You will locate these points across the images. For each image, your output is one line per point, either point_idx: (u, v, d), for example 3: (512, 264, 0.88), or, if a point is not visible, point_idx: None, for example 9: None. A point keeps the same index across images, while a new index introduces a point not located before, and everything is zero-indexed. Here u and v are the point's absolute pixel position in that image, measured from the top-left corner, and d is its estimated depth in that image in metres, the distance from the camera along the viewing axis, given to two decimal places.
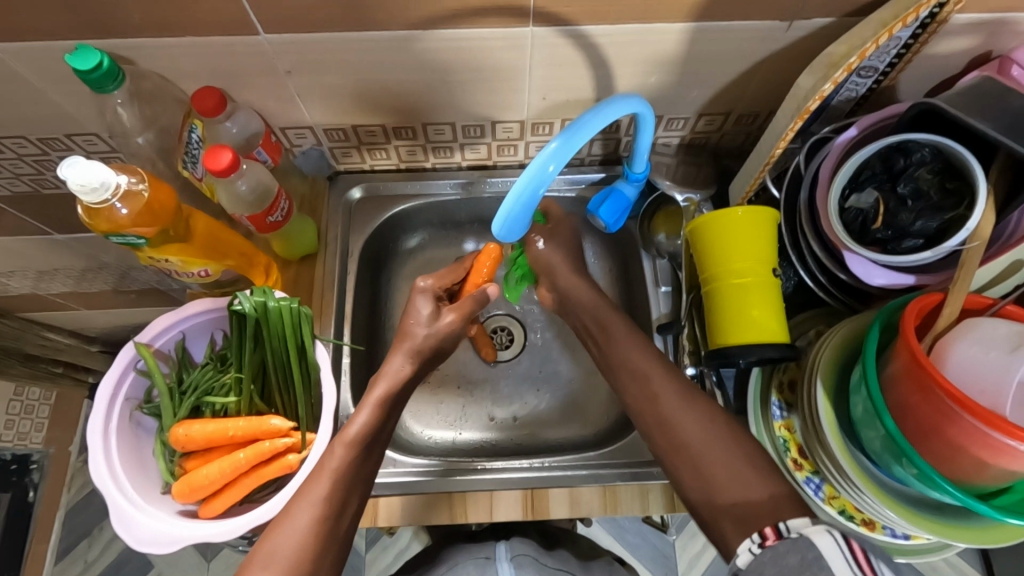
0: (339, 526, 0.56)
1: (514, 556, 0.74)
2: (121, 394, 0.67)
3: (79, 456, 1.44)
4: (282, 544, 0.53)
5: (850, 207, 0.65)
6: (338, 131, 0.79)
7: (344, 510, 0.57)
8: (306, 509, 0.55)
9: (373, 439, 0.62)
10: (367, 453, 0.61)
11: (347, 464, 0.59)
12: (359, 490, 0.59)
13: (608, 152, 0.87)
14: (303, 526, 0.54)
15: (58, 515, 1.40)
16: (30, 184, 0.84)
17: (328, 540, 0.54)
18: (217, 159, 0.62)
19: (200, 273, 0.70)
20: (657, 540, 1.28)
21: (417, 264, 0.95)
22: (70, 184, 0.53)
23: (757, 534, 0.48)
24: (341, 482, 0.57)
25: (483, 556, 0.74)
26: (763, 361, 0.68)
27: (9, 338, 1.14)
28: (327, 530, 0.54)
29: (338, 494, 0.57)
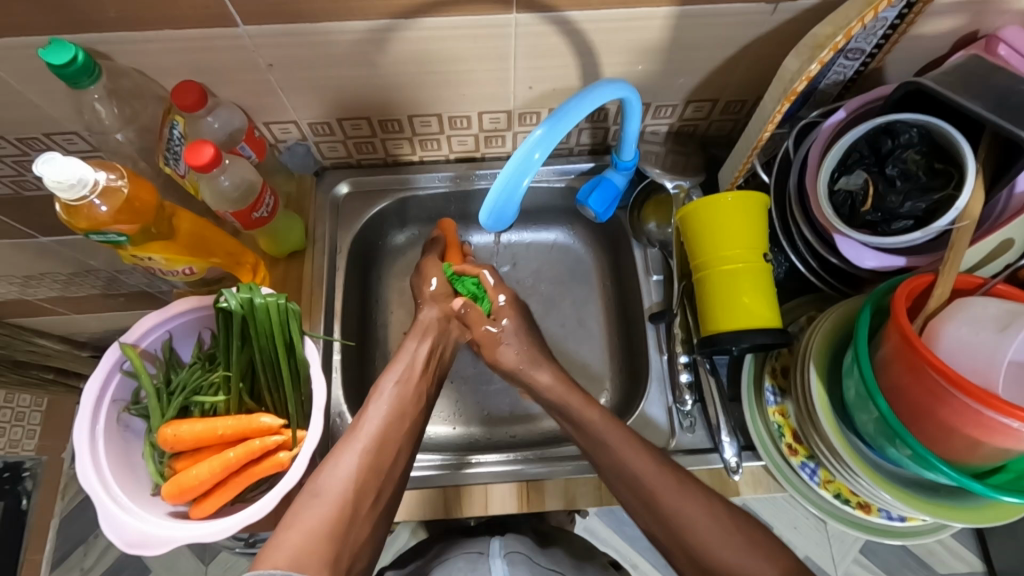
0: (382, 462, 0.63)
1: (507, 552, 0.73)
2: (107, 396, 0.66)
3: (72, 463, 1.43)
4: (331, 477, 0.60)
5: (839, 190, 0.65)
6: (323, 126, 0.78)
7: (384, 450, 0.64)
8: (353, 446, 0.63)
9: (411, 383, 0.71)
10: (401, 402, 0.68)
11: (389, 406, 0.67)
12: (401, 433, 0.66)
13: (596, 142, 0.86)
14: (347, 464, 0.61)
15: (53, 522, 1.39)
16: (10, 186, 0.82)
17: (372, 472, 0.62)
18: (199, 154, 0.61)
19: (185, 272, 0.69)
20: None
21: (407, 259, 0.94)
22: (47, 180, 0.52)
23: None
24: (383, 422, 0.66)
25: (477, 551, 0.74)
26: (755, 347, 0.68)
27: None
28: (369, 464, 0.62)
29: (380, 435, 0.65)
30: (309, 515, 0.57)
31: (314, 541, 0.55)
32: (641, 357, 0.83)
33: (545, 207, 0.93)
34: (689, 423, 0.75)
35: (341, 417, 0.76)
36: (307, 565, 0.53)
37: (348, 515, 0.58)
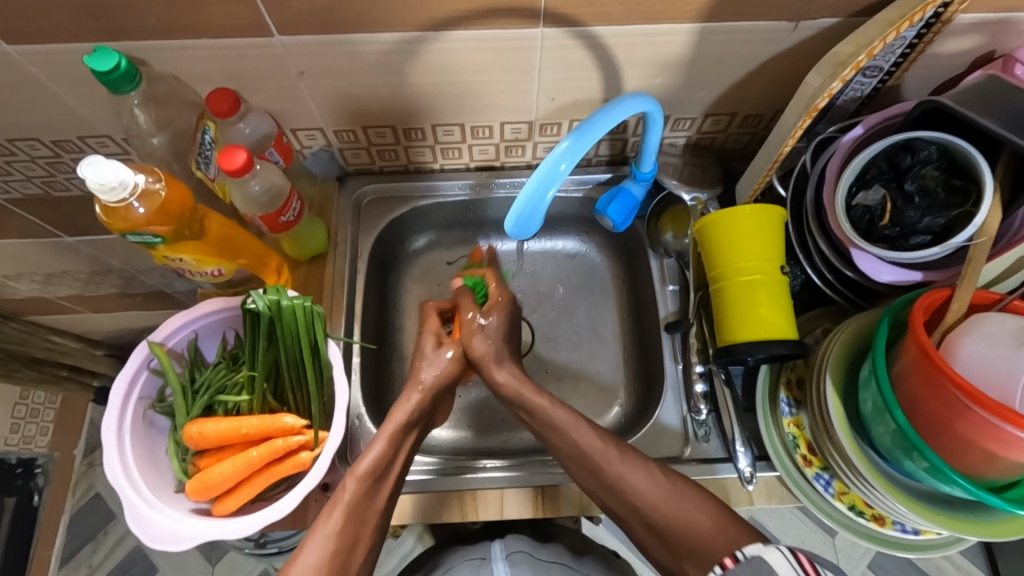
0: (347, 566, 0.58)
1: (509, 553, 0.76)
2: (134, 394, 0.67)
3: (83, 461, 1.45)
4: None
5: (857, 205, 0.66)
6: (348, 133, 0.79)
7: (354, 548, 0.58)
8: (316, 549, 0.57)
9: (384, 476, 0.63)
10: (379, 484, 0.63)
11: (357, 501, 0.60)
12: (369, 528, 0.60)
13: (615, 153, 0.87)
14: (310, 565, 0.56)
15: (63, 520, 1.39)
16: (41, 186, 0.85)
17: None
18: (231, 160, 0.62)
19: (213, 273, 0.70)
20: None
21: (424, 264, 0.95)
22: (90, 182, 0.53)
23: (718, 564, 0.52)
24: (350, 522, 0.59)
25: (479, 556, 0.77)
26: (772, 358, 0.68)
27: (16, 342, 1.14)
28: (335, 566, 0.57)
29: (348, 535, 0.59)
30: None
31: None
32: (656, 365, 0.84)
33: (562, 215, 0.94)
34: (703, 433, 0.76)
35: (360, 419, 0.77)
36: None
37: None
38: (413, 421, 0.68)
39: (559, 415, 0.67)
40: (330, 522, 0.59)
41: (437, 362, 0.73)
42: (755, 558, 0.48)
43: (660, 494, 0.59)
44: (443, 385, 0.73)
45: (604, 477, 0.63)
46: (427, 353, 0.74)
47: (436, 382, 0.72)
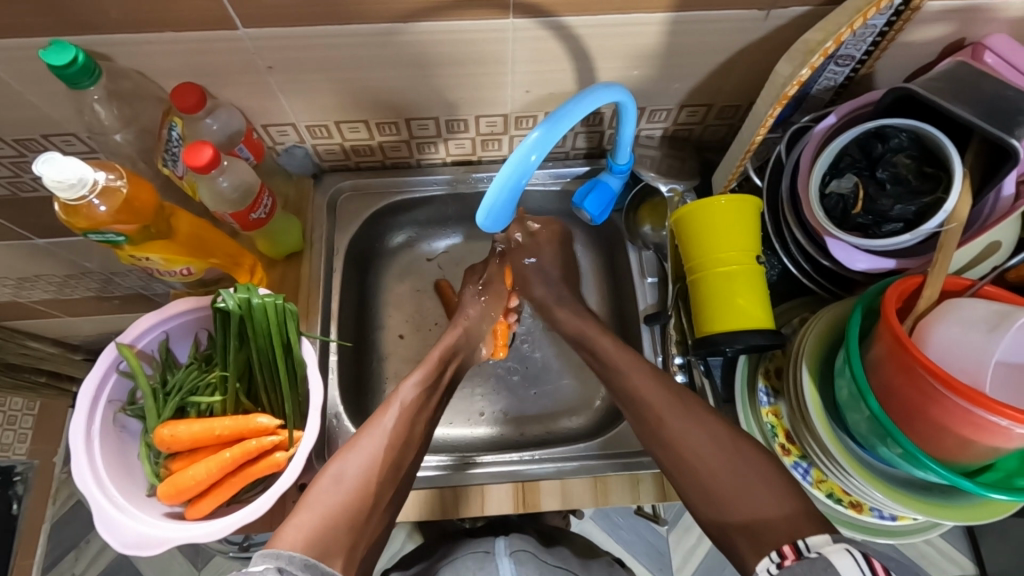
0: (403, 456, 0.62)
1: (513, 551, 0.73)
2: (103, 396, 0.66)
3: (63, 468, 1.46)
4: (358, 456, 0.60)
5: (831, 193, 0.65)
6: (321, 128, 0.78)
7: (407, 443, 0.64)
8: (372, 442, 0.61)
9: (434, 389, 0.71)
10: (428, 395, 0.69)
11: (413, 400, 0.67)
12: (421, 426, 0.66)
13: (592, 146, 0.87)
14: (373, 449, 0.60)
15: (44, 526, 1.43)
16: (8, 187, 0.84)
17: (392, 468, 0.60)
18: (197, 155, 0.61)
19: (182, 272, 0.68)
20: (650, 535, 1.44)
21: (405, 261, 0.95)
22: (46, 179, 0.50)
23: (777, 551, 0.51)
24: (406, 418, 0.65)
25: (483, 549, 0.75)
26: (749, 348, 0.68)
27: None
28: (396, 451, 0.62)
29: (401, 430, 0.63)
30: (332, 496, 0.56)
31: (333, 525, 0.54)
32: None
33: (540, 210, 0.94)
34: None
35: (337, 419, 0.77)
36: (326, 542, 0.53)
37: (370, 504, 0.57)
38: (452, 352, 0.77)
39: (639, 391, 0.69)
40: (382, 420, 0.64)
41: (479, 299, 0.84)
42: (820, 558, 0.46)
43: (723, 475, 0.59)
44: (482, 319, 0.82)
45: (671, 447, 0.63)
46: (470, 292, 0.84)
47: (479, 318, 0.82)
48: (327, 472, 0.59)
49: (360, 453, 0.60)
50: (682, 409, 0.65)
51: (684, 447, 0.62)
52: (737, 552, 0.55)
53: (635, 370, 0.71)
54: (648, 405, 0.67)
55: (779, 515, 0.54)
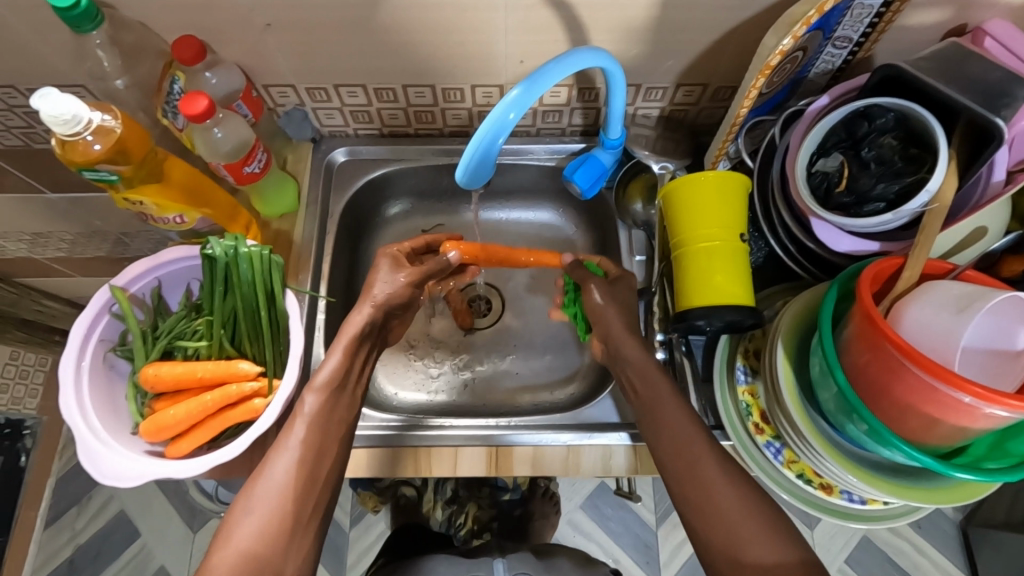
0: (319, 470, 0.59)
1: (513, 574, 0.82)
2: (94, 335, 0.68)
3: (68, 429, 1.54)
4: (265, 484, 0.57)
5: (816, 172, 0.65)
6: (320, 91, 0.80)
7: (322, 455, 0.60)
8: (280, 462, 0.58)
9: (343, 385, 0.64)
10: (335, 397, 0.63)
11: (318, 410, 0.61)
12: (336, 430, 0.62)
13: (589, 123, 0.88)
14: (281, 473, 0.58)
15: (49, 481, 1.50)
16: (22, 138, 0.89)
17: (310, 485, 0.58)
18: (192, 105, 0.63)
19: (176, 221, 0.69)
20: (640, 530, 1.44)
21: (399, 231, 0.97)
22: (42, 114, 0.52)
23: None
24: (313, 430, 0.60)
25: (483, 574, 0.83)
26: (726, 324, 0.69)
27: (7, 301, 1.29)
28: (307, 471, 0.59)
29: (312, 441, 0.60)
30: (242, 532, 0.55)
31: (255, 557, 0.54)
32: None
33: (536, 186, 0.95)
34: None
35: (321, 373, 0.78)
36: None
37: (287, 531, 0.56)
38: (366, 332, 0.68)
39: (674, 420, 0.63)
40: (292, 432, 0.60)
41: (393, 278, 0.71)
42: None
43: (744, 514, 0.57)
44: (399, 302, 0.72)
45: (702, 486, 0.59)
46: (386, 273, 0.72)
47: (390, 297, 0.71)
48: (242, 500, 0.57)
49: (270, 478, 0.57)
50: (711, 451, 0.61)
51: (713, 483, 0.59)
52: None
53: (675, 404, 0.64)
54: (683, 443, 0.61)
55: (796, 558, 0.55)
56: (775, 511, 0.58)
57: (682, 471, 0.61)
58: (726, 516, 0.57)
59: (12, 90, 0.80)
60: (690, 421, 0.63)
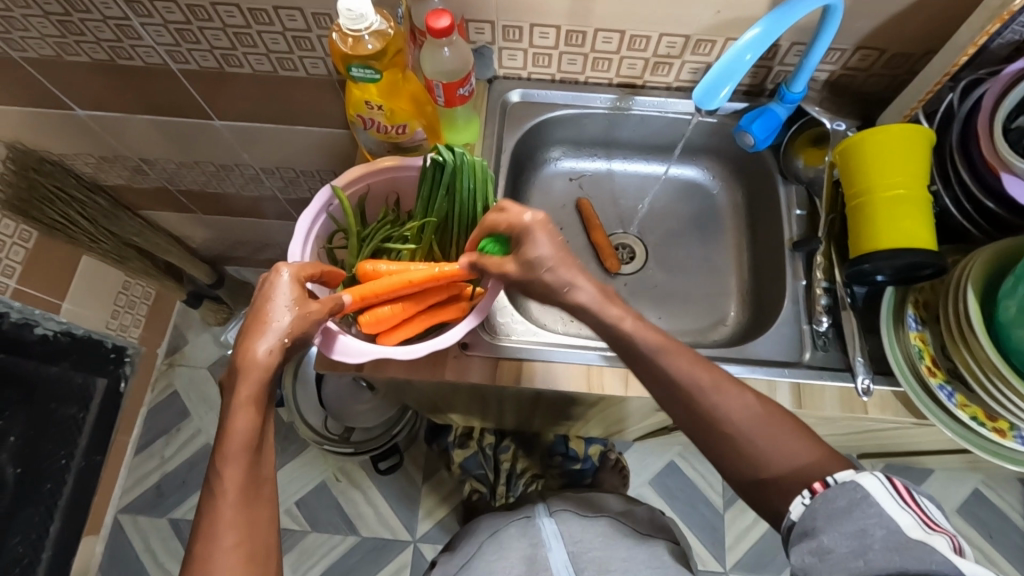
0: (257, 514, 0.55)
1: (553, 511, 0.87)
2: (314, 230, 0.74)
3: (163, 361, 1.69)
4: (220, 548, 0.53)
5: (1016, 127, 0.70)
6: (515, 30, 0.85)
7: (258, 495, 0.56)
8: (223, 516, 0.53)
9: (261, 432, 0.56)
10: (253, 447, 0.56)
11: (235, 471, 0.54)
12: (264, 474, 0.57)
13: (754, 83, 0.91)
14: (226, 536, 0.53)
15: (142, 410, 1.64)
16: (218, 60, 0.97)
17: (256, 534, 0.55)
18: (436, 20, 0.68)
19: (398, 132, 0.75)
20: (708, 512, 1.47)
21: (548, 176, 1.03)
22: (342, 7, 0.59)
23: (807, 489, 0.55)
24: (240, 487, 0.54)
25: (524, 516, 0.87)
26: (908, 266, 0.72)
27: (133, 232, 1.41)
28: (246, 525, 0.54)
29: (239, 492, 0.54)
30: None
31: None
32: (774, 285, 0.88)
33: (688, 143, 0.99)
34: (822, 343, 0.80)
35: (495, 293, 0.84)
36: None
37: None
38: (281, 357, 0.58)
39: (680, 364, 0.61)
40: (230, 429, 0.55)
41: (301, 307, 0.59)
42: (849, 483, 0.52)
43: (756, 437, 0.59)
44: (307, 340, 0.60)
45: (712, 424, 0.60)
46: (287, 301, 0.59)
47: (302, 330, 0.59)
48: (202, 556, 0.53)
49: (236, 489, 0.54)
50: (721, 379, 0.61)
51: (712, 409, 0.60)
52: (771, 502, 0.58)
53: (661, 356, 0.61)
54: (681, 386, 0.61)
55: (815, 459, 0.57)
56: (794, 421, 0.60)
57: (687, 411, 0.62)
58: (747, 448, 0.59)
59: (233, 7, 0.86)
60: (687, 357, 0.62)
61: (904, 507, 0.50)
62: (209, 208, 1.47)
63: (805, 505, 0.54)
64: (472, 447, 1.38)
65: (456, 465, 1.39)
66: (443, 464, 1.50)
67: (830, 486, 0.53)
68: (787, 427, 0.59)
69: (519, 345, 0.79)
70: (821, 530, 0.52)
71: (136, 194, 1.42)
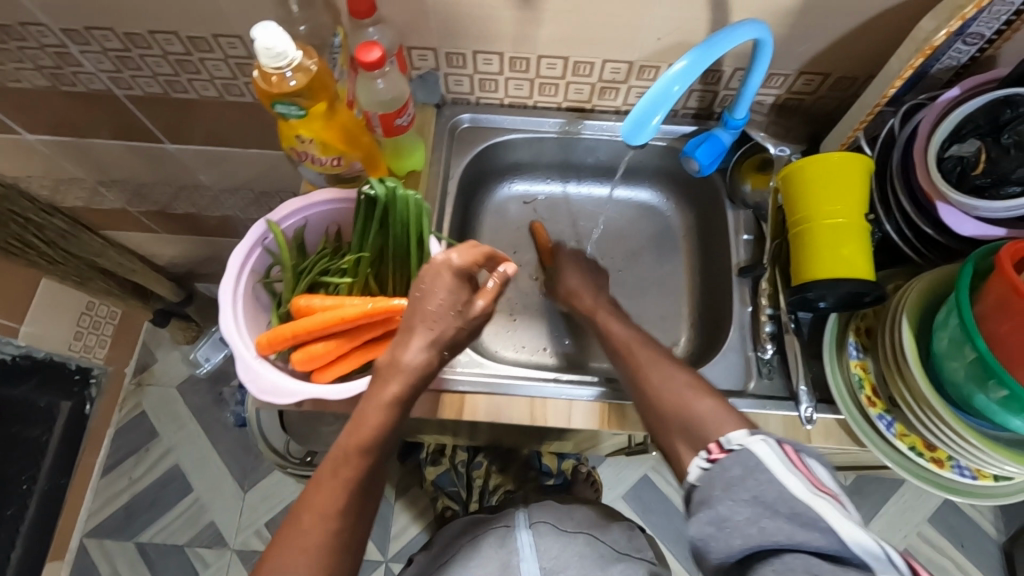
0: (354, 517, 0.59)
1: (533, 522, 0.85)
2: (247, 265, 0.73)
3: (132, 380, 1.63)
4: (298, 548, 0.56)
5: (951, 156, 0.69)
6: (459, 57, 0.84)
7: (364, 502, 0.60)
8: (311, 512, 0.57)
9: (387, 437, 0.61)
10: (376, 455, 0.60)
11: (356, 473, 0.59)
12: (375, 482, 0.61)
13: (702, 107, 0.91)
14: (314, 534, 0.57)
15: (109, 431, 1.58)
16: (162, 86, 0.95)
17: (344, 538, 0.58)
18: (367, 53, 0.67)
19: (332, 163, 0.74)
20: (680, 524, 1.47)
21: (501, 200, 1.02)
22: (258, 44, 0.57)
23: (706, 451, 0.58)
24: (354, 491, 0.59)
25: (504, 525, 0.85)
26: (848, 297, 0.71)
27: (92, 250, 1.34)
28: (341, 528, 0.58)
29: (354, 496, 0.59)
30: None
31: None
32: (723, 310, 0.88)
33: (640, 165, 0.99)
34: (766, 370, 0.79)
35: None
36: None
37: None
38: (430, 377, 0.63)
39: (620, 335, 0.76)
40: (366, 423, 0.60)
41: (462, 307, 0.62)
42: (742, 447, 0.54)
43: (668, 389, 0.67)
44: (433, 366, 0.62)
45: (637, 377, 0.70)
46: (442, 298, 0.62)
47: (447, 330, 0.62)
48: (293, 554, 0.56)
49: (342, 486, 0.58)
50: (640, 345, 0.73)
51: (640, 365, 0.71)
52: (676, 455, 0.63)
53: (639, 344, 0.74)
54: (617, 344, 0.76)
55: (707, 414, 0.62)
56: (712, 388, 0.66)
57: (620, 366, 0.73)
58: (661, 397, 0.66)
59: (173, 36, 0.84)
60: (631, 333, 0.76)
61: (790, 467, 0.51)
62: (172, 228, 1.45)
63: (702, 467, 0.56)
64: (444, 463, 1.34)
65: (428, 481, 1.36)
66: (415, 481, 1.49)
67: (727, 450, 0.56)
68: (700, 390, 0.66)
69: (461, 378, 0.78)
70: (716, 499, 0.53)
71: (95, 216, 1.39)
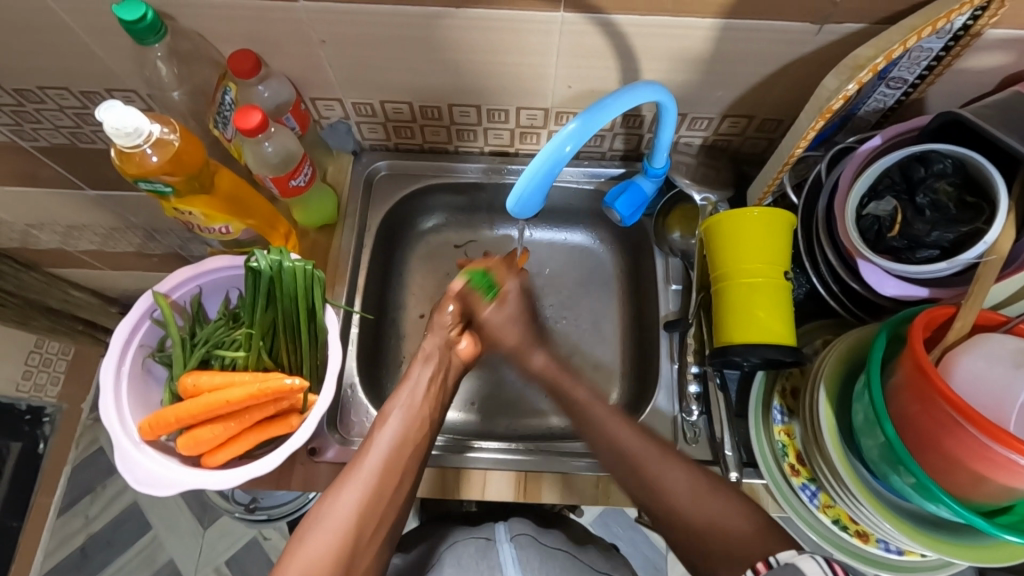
0: (390, 489, 0.56)
1: (513, 536, 0.73)
2: (134, 340, 0.69)
3: (89, 414, 1.51)
4: (341, 501, 0.53)
5: (867, 215, 0.64)
6: (366, 106, 0.80)
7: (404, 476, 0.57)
8: (362, 470, 0.56)
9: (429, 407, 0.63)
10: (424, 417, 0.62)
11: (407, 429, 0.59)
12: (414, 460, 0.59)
13: (630, 148, 0.88)
14: (357, 490, 0.54)
15: (65, 469, 1.46)
16: (67, 137, 0.90)
17: (382, 500, 0.55)
18: (246, 119, 0.63)
19: (221, 230, 0.70)
20: (650, 551, 1.39)
21: (431, 245, 0.97)
22: (107, 125, 0.54)
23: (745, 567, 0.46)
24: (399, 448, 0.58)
25: (484, 538, 0.73)
26: (767, 362, 0.68)
27: (36, 290, 1.25)
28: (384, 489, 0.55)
29: (394, 460, 0.57)
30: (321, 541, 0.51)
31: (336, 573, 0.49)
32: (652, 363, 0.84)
33: (572, 207, 0.95)
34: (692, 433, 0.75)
35: (352, 389, 0.79)
36: None
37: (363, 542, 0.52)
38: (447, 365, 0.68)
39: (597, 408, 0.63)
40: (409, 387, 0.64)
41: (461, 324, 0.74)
42: (787, 565, 0.44)
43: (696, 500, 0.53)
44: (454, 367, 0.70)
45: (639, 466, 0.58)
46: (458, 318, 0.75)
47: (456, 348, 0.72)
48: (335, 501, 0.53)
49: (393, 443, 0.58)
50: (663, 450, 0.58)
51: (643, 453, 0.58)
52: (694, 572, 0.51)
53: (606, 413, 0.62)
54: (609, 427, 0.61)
55: (750, 532, 0.50)
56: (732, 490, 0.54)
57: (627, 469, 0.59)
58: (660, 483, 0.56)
59: (65, 90, 0.80)
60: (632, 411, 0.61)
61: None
62: None
63: None
64: None
65: None
66: None
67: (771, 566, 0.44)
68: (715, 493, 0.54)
69: None
70: None
71: (36, 254, 1.24)
